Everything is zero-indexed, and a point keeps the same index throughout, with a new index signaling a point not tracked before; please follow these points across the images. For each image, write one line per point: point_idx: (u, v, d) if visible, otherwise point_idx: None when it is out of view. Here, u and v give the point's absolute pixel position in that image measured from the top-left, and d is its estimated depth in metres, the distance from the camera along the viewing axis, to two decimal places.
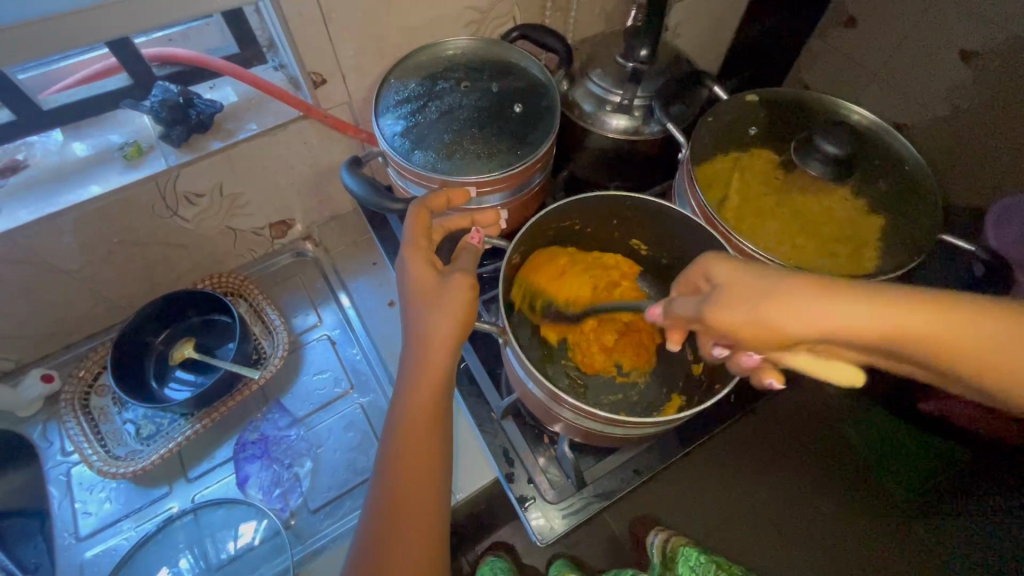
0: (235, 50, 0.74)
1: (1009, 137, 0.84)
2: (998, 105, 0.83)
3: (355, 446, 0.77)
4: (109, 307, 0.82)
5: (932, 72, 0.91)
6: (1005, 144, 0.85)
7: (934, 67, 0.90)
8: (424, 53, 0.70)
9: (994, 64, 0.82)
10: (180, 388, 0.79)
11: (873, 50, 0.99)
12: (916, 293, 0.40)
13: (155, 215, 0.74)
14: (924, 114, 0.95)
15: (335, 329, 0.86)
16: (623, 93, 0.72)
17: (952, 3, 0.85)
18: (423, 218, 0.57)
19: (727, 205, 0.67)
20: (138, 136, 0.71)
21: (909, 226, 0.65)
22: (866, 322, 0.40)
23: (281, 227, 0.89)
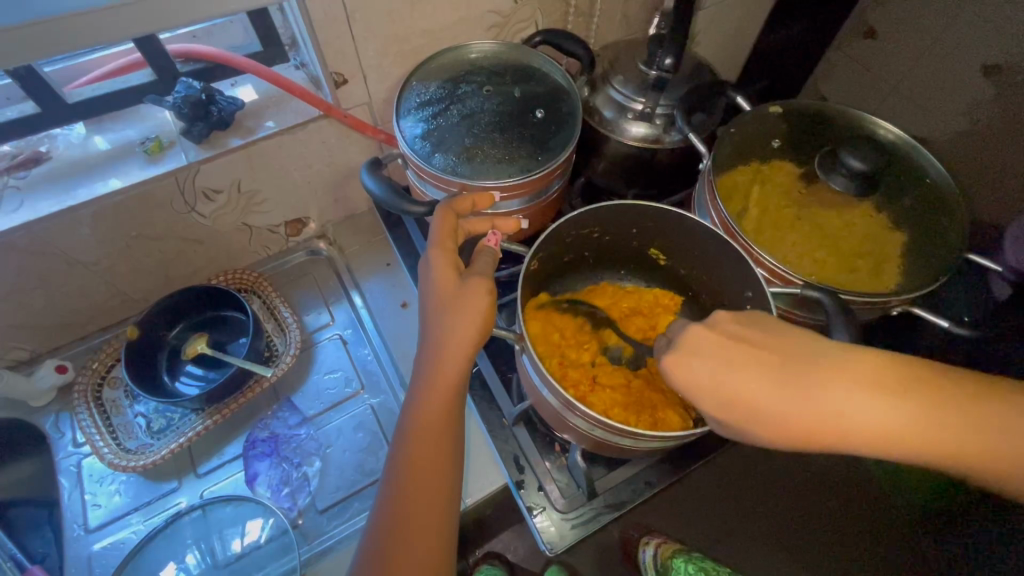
0: (257, 49, 0.74)
1: None
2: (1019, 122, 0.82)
3: (363, 447, 0.77)
4: (124, 300, 0.82)
5: (952, 86, 0.90)
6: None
7: (955, 81, 0.89)
8: (447, 56, 0.70)
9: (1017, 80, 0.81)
10: (191, 383, 0.79)
11: (894, 62, 0.98)
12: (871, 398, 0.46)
13: (173, 210, 0.74)
14: (943, 128, 0.93)
15: (347, 328, 0.86)
16: (645, 101, 0.71)
17: (975, 17, 0.84)
18: (441, 223, 0.56)
19: (746, 217, 0.66)
20: (159, 131, 0.72)
21: (934, 245, 0.64)
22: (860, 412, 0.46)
23: (296, 225, 0.90)
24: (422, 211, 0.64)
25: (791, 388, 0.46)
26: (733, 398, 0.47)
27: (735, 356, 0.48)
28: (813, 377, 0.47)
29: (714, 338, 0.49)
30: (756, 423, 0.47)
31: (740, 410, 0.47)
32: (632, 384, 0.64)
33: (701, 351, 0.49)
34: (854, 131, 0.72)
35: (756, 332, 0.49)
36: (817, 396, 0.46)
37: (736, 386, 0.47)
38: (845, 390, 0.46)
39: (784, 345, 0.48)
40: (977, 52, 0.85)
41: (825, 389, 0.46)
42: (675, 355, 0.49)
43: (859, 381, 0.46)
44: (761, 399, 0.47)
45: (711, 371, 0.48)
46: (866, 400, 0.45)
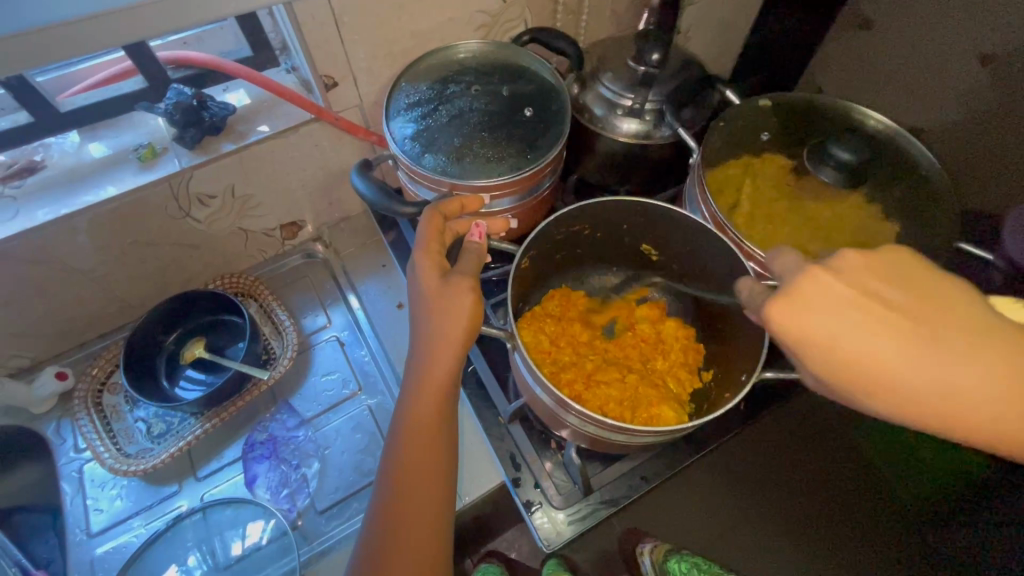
0: (247, 54, 0.75)
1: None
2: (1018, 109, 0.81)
3: (361, 448, 0.77)
4: (122, 307, 0.83)
5: (949, 74, 0.89)
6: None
7: (953, 69, 0.88)
8: (435, 57, 0.70)
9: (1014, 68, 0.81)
10: (190, 387, 0.80)
11: (887, 51, 0.98)
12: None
13: (168, 215, 0.75)
14: (939, 118, 0.93)
15: (344, 330, 0.87)
16: (633, 97, 0.71)
17: (969, 5, 0.84)
18: (427, 225, 0.56)
19: (738, 211, 0.66)
20: (152, 138, 0.72)
21: (926, 236, 0.64)
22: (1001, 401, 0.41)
23: (292, 228, 0.90)
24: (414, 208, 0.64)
25: (930, 358, 0.41)
26: (858, 365, 0.42)
27: (876, 308, 0.42)
28: (956, 349, 0.41)
29: (837, 286, 0.42)
30: (890, 405, 0.42)
31: (864, 384, 0.42)
32: (627, 379, 0.63)
33: (824, 302, 0.42)
34: (842, 122, 0.72)
35: (893, 286, 0.44)
36: (950, 367, 0.41)
37: (855, 348, 0.41)
38: (988, 367, 0.41)
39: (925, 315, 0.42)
40: (975, 39, 0.84)
41: (963, 363, 0.41)
42: (791, 300, 0.43)
43: (994, 351, 0.41)
44: (893, 363, 0.41)
45: (836, 324, 0.42)
46: (997, 373, 0.41)
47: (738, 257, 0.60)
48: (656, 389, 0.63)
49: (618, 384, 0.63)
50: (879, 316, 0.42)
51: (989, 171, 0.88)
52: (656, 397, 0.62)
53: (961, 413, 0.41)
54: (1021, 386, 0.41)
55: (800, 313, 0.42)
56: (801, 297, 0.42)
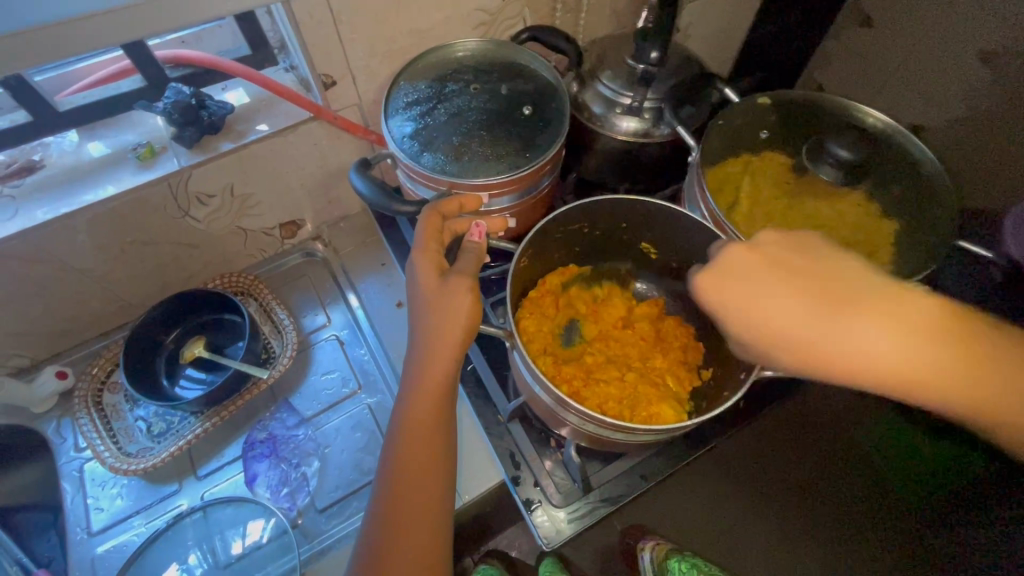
0: (246, 52, 0.75)
1: None
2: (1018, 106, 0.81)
3: (361, 446, 0.77)
4: (122, 306, 0.83)
5: (949, 72, 0.89)
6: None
7: (953, 67, 0.88)
8: (434, 55, 0.70)
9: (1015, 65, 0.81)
10: (191, 386, 0.80)
11: (887, 49, 0.98)
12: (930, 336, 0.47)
13: (167, 214, 0.75)
14: (940, 116, 0.93)
15: (344, 329, 0.87)
16: (632, 96, 0.71)
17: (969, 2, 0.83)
18: (425, 223, 0.56)
19: (737, 209, 0.66)
20: (151, 137, 0.72)
21: (926, 234, 0.64)
22: (905, 359, 0.47)
23: (292, 227, 0.90)
24: (410, 207, 0.63)
25: (834, 318, 0.48)
26: (769, 325, 0.49)
27: (789, 278, 0.49)
28: (857, 310, 0.48)
29: (751, 258, 0.50)
30: (794, 354, 0.48)
31: (778, 340, 0.49)
32: (626, 377, 0.63)
33: (741, 273, 0.50)
34: (842, 120, 0.72)
35: (799, 253, 0.51)
36: (845, 327, 0.47)
37: (767, 311, 0.49)
38: (885, 326, 0.47)
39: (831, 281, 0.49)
40: (974, 36, 0.84)
41: (863, 323, 0.47)
42: (714, 272, 0.51)
43: (893, 312, 0.48)
44: (797, 329, 0.48)
45: (750, 291, 0.49)
46: (898, 332, 0.47)
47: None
48: (654, 387, 0.63)
49: (616, 382, 0.63)
50: (789, 283, 0.49)
51: (988, 169, 0.88)
52: (654, 396, 0.62)
53: (866, 367, 0.47)
54: (919, 340, 0.47)
55: (721, 283, 0.50)
56: (721, 268, 0.50)
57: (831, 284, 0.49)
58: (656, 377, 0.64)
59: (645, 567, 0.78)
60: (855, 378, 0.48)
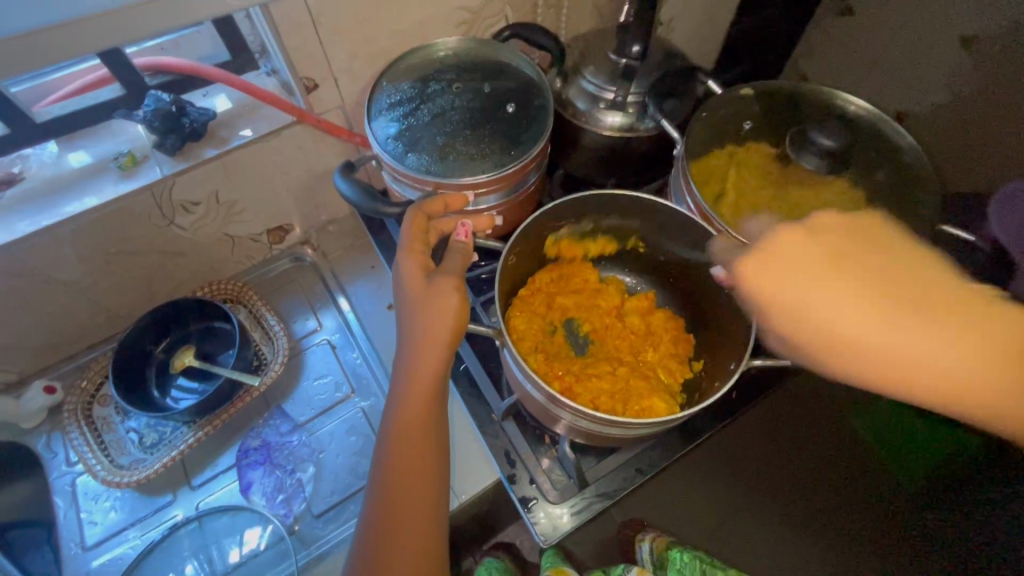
0: (226, 58, 0.74)
1: (1008, 121, 0.82)
2: (1000, 90, 0.82)
3: (356, 450, 0.77)
4: (109, 318, 0.82)
5: (931, 58, 0.90)
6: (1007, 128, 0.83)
7: (934, 52, 0.89)
8: (415, 55, 0.70)
9: (995, 49, 0.81)
10: (181, 396, 0.79)
11: (869, 37, 0.98)
12: (992, 355, 0.41)
13: (151, 223, 0.74)
14: (923, 102, 0.93)
15: (335, 333, 0.86)
16: (616, 91, 0.71)
17: None
18: (410, 225, 0.56)
19: (723, 201, 0.67)
20: (132, 146, 0.72)
21: (911, 219, 0.64)
22: (954, 379, 0.41)
23: (279, 232, 0.90)
24: (391, 210, 0.63)
25: (881, 319, 0.42)
26: (808, 317, 0.44)
27: (835, 276, 0.44)
28: (909, 316, 0.42)
29: (804, 246, 0.46)
30: (824, 349, 0.43)
31: (821, 339, 0.43)
32: (618, 371, 0.63)
33: (788, 259, 0.46)
34: (823, 109, 0.72)
35: (857, 242, 0.46)
36: (897, 335, 0.41)
37: (803, 301, 0.44)
38: (946, 340, 0.41)
39: (887, 281, 0.43)
40: (954, 21, 0.85)
41: (915, 335, 0.41)
42: (763, 258, 0.47)
43: (958, 327, 0.41)
44: (841, 326, 0.43)
45: (795, 278, 0.45)
46: (958, 347, 0.41)
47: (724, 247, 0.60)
48: (647, 381, 0.63)
49: (608, 376, 0.63)
50: (834, 277, 0.44)
51: (972, 154, 0.89)
52: (646, 389, 0.62)
53: (921, 383, 0.41)
54: (984, 355, 0.41)
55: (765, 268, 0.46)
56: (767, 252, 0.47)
57: (890, 288, 0.43)
58: (647, 370, 0.65)
59: (645, 558, 0.80)
60: (905, 385, 0.42)
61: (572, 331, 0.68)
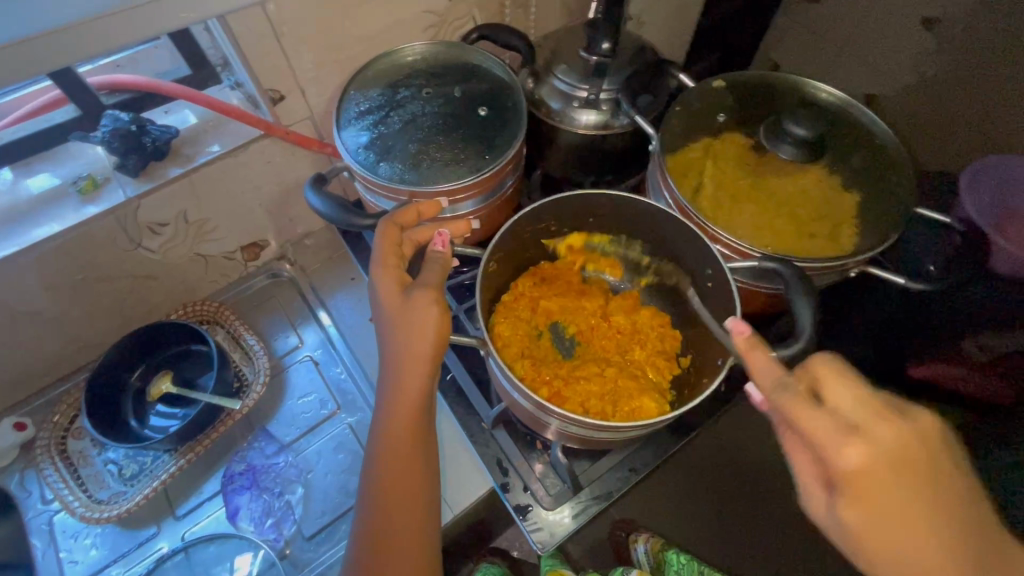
0: (186, 72, 0.72)
1: (975, 99, 0.83)
2: (964, 70, 0.83)
3: (346, 467, 0.75)
4: (80, 347, 0.79)
5: (897, 39, 0.91)
6: (973, 107, 0.84)
7: (899, 34, 0.90)
8: (383, 62, 0.69)
9: (956, 30, 0.82)
10: (160, 424, 0.77)
11: (834, 22, 0.99)
12: None
13: (118, 248, 0.71)
14: (892, 84, 0.94)
15: (317, 349, 0.84)
16: (588, 88, 0.71)
17: None
18: (384, 238, 0.55)
19: (702, 193, 0.66)
20: (92, 169, 0.69)
21: (886, 203, 0.65)
22: None
23: (254, 248, 0.87)
24: (365, 221, 0.62)
25: (906, 527, 0.34)
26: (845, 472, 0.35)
27: (897, 454, 0.34)
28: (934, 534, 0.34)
29: (881, 418, 0.35)
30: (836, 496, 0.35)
31: (845, 495, 0.35)
32: (606, 372, 0.63)
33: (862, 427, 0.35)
34: (795, 97, 0.73)
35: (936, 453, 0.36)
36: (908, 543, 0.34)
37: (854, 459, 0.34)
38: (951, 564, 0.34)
39: (932, 486, 0.35)
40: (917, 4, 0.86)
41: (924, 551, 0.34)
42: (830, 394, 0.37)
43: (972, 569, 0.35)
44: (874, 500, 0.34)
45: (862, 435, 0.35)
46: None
47: (703, 238, 0.60)
48: (635, 381, 0.62)
49: (596, 379, 0.62)
50: (899, 456, 0.34)
51: (940, 134, 0.90)
52: (635, 389, 0.61)
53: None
54: None
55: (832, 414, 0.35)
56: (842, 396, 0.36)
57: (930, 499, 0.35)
58: (636, 370, 0.64)
59: (640, 559, 0.85)
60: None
61: (556, 335, 0.67)
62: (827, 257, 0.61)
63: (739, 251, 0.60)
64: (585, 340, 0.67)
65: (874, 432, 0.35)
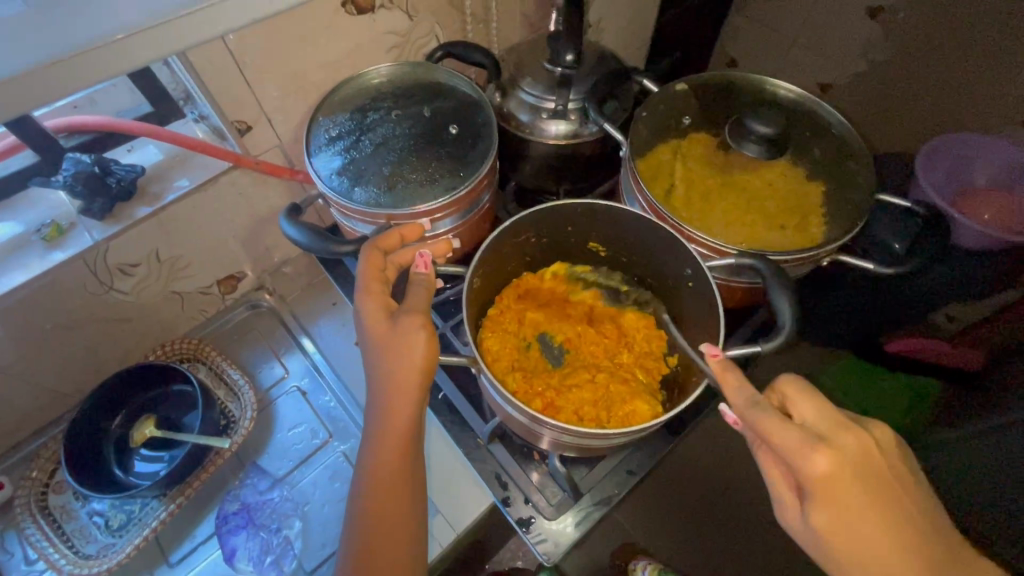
0: (148, 109, 0.71)
1: None
2: None
3: (342, 496, 0.74)
4: (54, 398, 0.77)
5: None
6: None
7: None
8: (349, 86, 0.68)
9: None
10: (146, 470, 0.75)
11: None
12: None
13: (90, 293, 0.69)
14: None
15: (304, 378, 0.83)
16: (556, 99, 0.71)
17: None
18: (365, 265, 0.54)
19: (673, 194, 0.67)
20: (56, 215, 0.67)
21: (851, 191, 0.67)
22: None
23: (231, 281, 0.86)
24: (343, 246, 0.61)
25: (873, 519, 0.40)
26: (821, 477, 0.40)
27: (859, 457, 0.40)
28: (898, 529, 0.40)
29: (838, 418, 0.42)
30: (812, 496, 0.40)
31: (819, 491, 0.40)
32: (597, 379, 0.63)
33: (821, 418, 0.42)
34: (756, 95, 0.75)
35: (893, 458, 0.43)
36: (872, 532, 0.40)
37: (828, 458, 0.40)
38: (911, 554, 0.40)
39: (891, 484, 0.41)
40: None
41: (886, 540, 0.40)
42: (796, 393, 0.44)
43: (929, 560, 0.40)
44: (845, 496, 0.40)
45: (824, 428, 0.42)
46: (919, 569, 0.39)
47: (678, 238, 0.61)
48: (627, 385, 0.63)
49: (587, 386, 0.62)
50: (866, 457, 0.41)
51: None
52: (627, 394, 0.62)
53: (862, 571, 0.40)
54: None
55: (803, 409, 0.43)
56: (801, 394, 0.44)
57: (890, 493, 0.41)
58: (625, 374, 0.64)
59: None
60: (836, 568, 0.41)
61: (541, 344, 0.67)
62: (799, 248, 0.63)
63: (716, 250, 0.62)
64: (573, 349, 0.67)
65: (840, 443, 0.41)
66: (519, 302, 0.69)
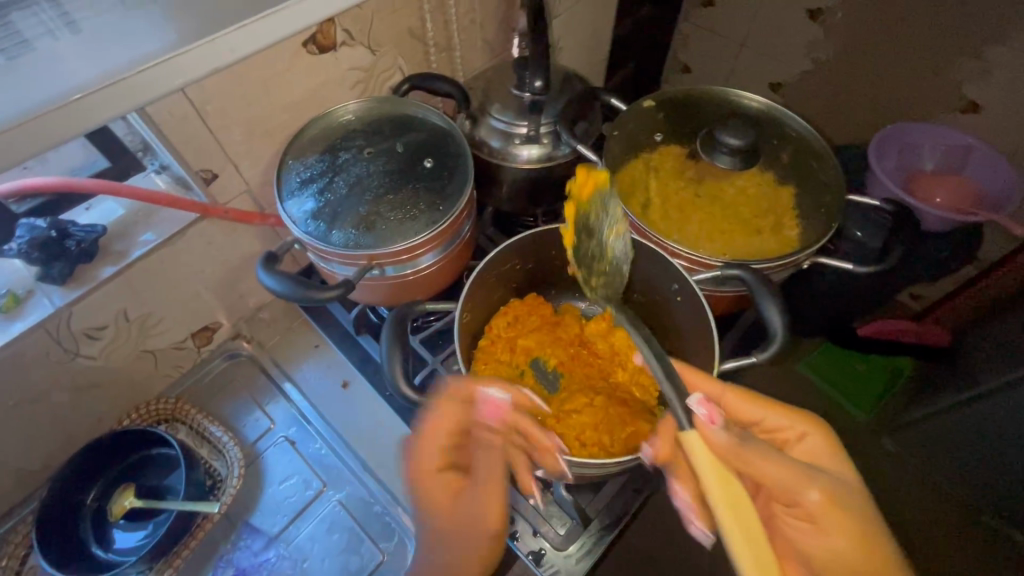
0: (104, 164, 0.68)
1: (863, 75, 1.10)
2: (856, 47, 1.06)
3: (343, 547, 0.71)
4: (21, 477, 0.72)
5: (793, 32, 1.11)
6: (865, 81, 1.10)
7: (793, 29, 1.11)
8: (317, 126, 0.67)
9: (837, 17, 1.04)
10: (128, 543, 0.70)
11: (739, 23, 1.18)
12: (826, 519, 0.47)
13: (55, 362, 0.65)
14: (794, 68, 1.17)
15: (291, 427, 0.80)
16: (527, 124, 0.72)
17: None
18: (461, 389, 0.55)
19: (650, 209, 0.68)
20: (12, 283, 0.63)
21: (821, 193, 0.69)
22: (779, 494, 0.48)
23: (206, 333, 0.83)
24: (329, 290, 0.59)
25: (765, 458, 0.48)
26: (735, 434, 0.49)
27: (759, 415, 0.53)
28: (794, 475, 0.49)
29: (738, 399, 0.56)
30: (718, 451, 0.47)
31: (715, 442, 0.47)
32: (595, 402, 0.62)
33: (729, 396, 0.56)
34: (720, 107, 0.77)
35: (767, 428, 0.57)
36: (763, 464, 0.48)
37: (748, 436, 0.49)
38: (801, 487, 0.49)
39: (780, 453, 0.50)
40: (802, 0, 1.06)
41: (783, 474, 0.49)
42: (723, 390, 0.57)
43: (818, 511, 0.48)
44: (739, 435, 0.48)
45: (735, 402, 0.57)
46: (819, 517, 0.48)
47: (661, 254, 0.62)
48: (625, 409, 0.62)
49: (586, 413, 0.61)
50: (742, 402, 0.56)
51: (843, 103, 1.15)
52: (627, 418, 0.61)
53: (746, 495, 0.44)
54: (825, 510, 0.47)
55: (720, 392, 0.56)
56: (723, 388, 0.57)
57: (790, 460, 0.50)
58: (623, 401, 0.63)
59: None
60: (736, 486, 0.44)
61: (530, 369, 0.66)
62: (778, 253, 0.64)
63: (699, 262, 0.63)
64: (567, 376, 0.66)
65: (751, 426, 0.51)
66: (508, 329, 0.68)
